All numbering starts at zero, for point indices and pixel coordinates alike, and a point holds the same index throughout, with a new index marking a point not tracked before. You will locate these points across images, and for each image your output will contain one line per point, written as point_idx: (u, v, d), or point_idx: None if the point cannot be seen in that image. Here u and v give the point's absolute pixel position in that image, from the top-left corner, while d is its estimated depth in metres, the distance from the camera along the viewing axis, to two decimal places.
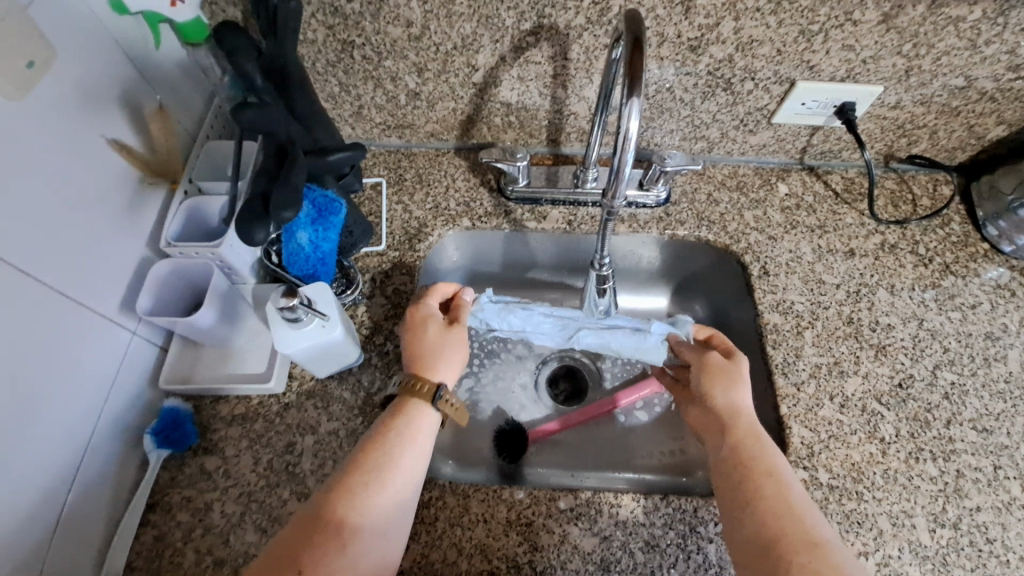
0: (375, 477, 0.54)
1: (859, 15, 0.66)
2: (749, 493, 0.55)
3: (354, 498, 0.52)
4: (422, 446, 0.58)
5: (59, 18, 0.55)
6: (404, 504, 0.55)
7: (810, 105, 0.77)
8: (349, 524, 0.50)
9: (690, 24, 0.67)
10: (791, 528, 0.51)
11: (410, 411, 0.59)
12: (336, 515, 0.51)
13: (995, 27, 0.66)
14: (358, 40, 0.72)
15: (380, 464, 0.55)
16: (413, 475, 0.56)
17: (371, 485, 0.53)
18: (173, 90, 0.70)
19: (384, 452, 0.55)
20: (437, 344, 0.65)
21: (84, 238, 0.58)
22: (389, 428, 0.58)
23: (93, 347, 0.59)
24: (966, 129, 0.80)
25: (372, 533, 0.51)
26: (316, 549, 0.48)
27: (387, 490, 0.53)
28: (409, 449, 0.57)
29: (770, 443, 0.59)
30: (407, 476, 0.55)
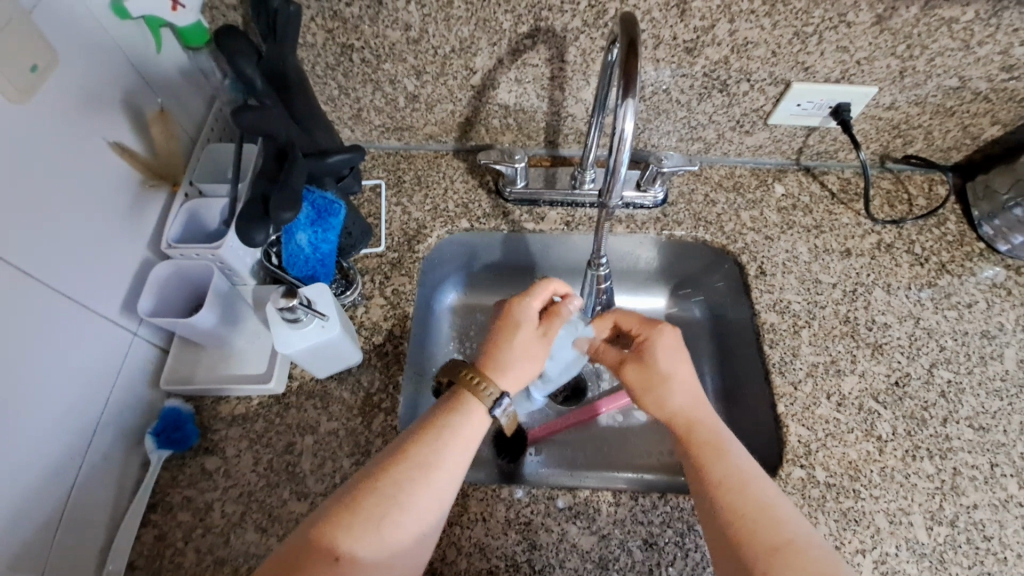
0: (419, 474, 0.52)
1: (853, 17, 0.66)
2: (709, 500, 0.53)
3: (393, 499, 0.50)
4: (469, 444, 0.56)
5: (63, 22, 0.55)
6: (437, 515, 0.52)
7: (805, 106, 0.77)
8: (389, 524, 0.49)
9: (685, 26, 0.68)
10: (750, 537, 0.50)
11: (461, 410, 0.57)
12: (377, 508, 0.49)
13: (988, 28, 0.67)
14: (358, 44, 0.73)
15: (423, 459, 0.53)
16: (457, 473, 0.54)
17: (415, 482, 0.51)
18: (174, 93, 0.71)
19: (430, 448, 0.54)
20: (518, 353, 0.62)
21: (86, 239, 0.59)
22: (436, 422, 0.56)
23: (94, 347, 0.60)
24: (961, 129, 0.81)
25: (411, 529, 0.50)
26: (353, 542, 0.47)
27: (431, 488, 0.52)
28: (455, 446, 0.55)
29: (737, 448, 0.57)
30: (450, 474, 0.54)
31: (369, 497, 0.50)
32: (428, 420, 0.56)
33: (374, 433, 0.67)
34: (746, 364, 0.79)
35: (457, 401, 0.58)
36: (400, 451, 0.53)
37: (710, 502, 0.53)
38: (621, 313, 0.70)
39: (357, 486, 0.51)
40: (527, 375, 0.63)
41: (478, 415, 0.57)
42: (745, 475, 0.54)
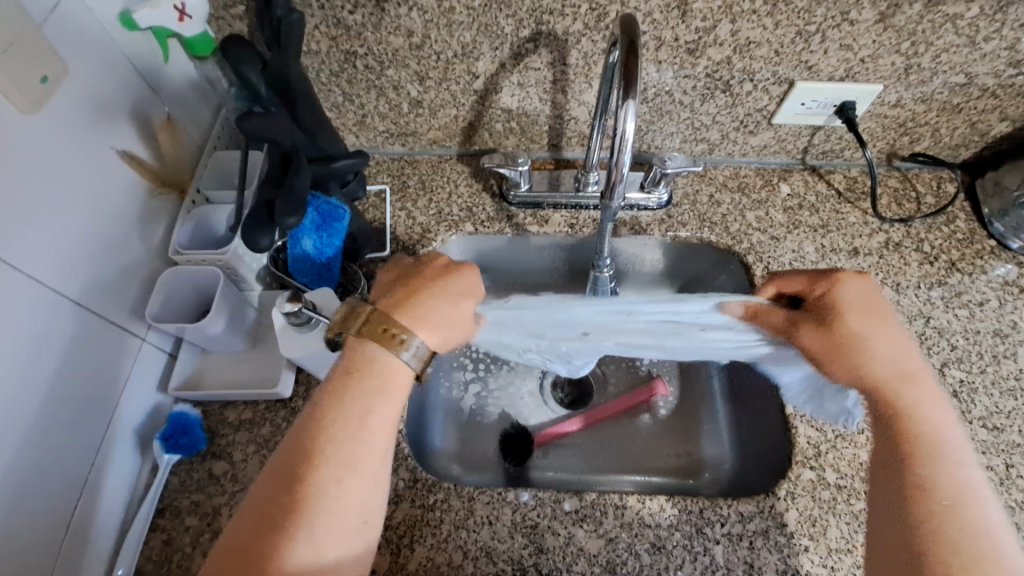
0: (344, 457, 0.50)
1: (855, 15, 0.66)
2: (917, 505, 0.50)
3: (320, 504, 0.48)
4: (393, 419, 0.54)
5: (72, 34, 0.56)
6: (374, 497, 0.52)
7: (809, 105, 0.77)
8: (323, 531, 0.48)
9: (686, 27, 0.68)
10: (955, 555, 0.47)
11: (368, 385, 0.53)
12: (306, 519, 0.47)
13: (993, 23, 0.66)
14: (362, 50, 0.74)
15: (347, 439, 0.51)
16: (383, 449, 0.53)
17: (338, 467, 0.50)
18: (181, 102, 0.72)
19: (353, 424, 0.52)
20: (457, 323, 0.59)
21: (95, 247, 0.59)
22: (356, 393, 0.53)
23: (101, 353, 0.60)
24: (968, 126, 0.80)
25: (343, 515, 0.49)
26: (280, 543, 0.46)
27: (362, 474, 0.51)
28: (379, 426, 0.53)
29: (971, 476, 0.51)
30: (380, 451, 0.52)
31: (293, 509, 0.48)
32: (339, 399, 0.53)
33: None
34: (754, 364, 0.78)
35: (371, 363, 0.54)
36: (319, 428, 0.51)
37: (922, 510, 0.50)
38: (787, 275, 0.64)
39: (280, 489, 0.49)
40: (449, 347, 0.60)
41: (400, 375, 0.55)
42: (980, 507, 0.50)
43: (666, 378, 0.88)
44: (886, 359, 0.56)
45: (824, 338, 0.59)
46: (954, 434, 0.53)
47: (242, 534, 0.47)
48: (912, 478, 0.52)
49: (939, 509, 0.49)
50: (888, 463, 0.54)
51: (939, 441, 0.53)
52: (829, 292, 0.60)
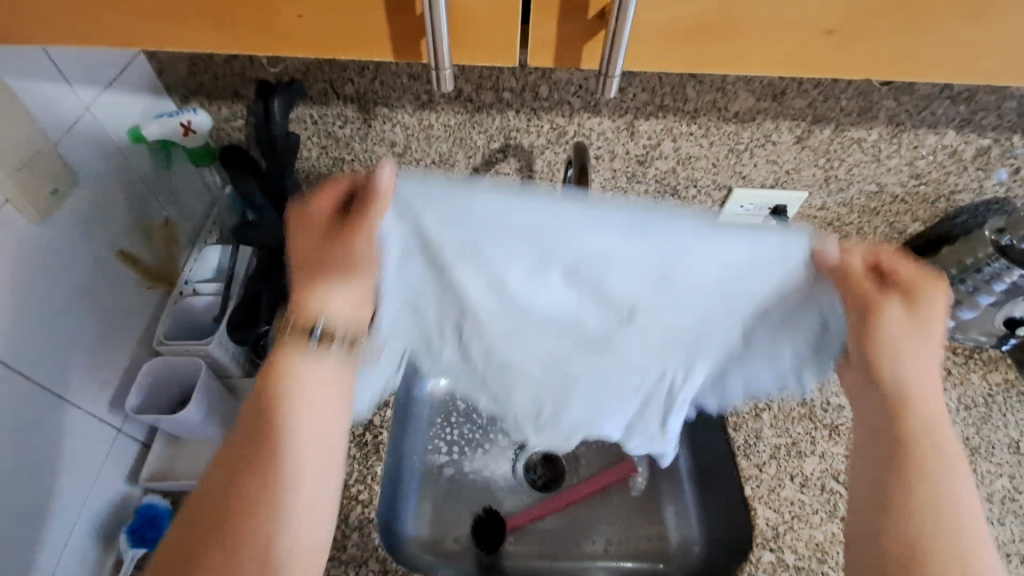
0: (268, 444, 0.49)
1: (776, 137, 0.77)
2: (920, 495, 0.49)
3: (253, 508, 0.46)
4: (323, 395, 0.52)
5: (85, 149, 0.62)
6: (320, 482, 0.50)
7: (747, 207, 0.87)
8: (266, 519, 0.46)
9: (635, 143, 0.78)
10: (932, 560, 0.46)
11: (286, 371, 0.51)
12: (239, 528, 0.45)
13: (892, 145, 0.78)
14: (348, 157, 0.82)
15: (273, 429, 0.49)
16: (319, 423, 0.51)
17: (259, 474, 0.47)
18: (180, 203, 0.77)
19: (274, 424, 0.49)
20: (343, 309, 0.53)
21: (84, 341, 0.62)
22: (270, 397, 0.50)
23: (76, 446, 0.61)
24: (887, 225, 0.90)
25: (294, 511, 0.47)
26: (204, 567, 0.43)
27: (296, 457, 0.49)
28: (307, 406, 0.51)
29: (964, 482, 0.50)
30: (314, 433, 0.50)
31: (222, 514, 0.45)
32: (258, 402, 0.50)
33: (351, 527, 0.69)
34: (716, 445, 0.82)
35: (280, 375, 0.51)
36: (233, 452, 0.48)
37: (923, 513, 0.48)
38: (888, 256, 0.54)
39: (206, 503, 0.46)
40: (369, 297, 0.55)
41: (306, 365, 0.52)
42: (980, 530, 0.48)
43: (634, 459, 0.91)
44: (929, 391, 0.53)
45: (903, 330, 0.53)
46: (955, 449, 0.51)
47: (169, 558, 0.43)
48: (912, 460, 0.51)
49: (924, 508, 0.48)
50: (887, 451, 0.52)
51: (945, 450, 0.51)
52: (880, 300, 0.53)
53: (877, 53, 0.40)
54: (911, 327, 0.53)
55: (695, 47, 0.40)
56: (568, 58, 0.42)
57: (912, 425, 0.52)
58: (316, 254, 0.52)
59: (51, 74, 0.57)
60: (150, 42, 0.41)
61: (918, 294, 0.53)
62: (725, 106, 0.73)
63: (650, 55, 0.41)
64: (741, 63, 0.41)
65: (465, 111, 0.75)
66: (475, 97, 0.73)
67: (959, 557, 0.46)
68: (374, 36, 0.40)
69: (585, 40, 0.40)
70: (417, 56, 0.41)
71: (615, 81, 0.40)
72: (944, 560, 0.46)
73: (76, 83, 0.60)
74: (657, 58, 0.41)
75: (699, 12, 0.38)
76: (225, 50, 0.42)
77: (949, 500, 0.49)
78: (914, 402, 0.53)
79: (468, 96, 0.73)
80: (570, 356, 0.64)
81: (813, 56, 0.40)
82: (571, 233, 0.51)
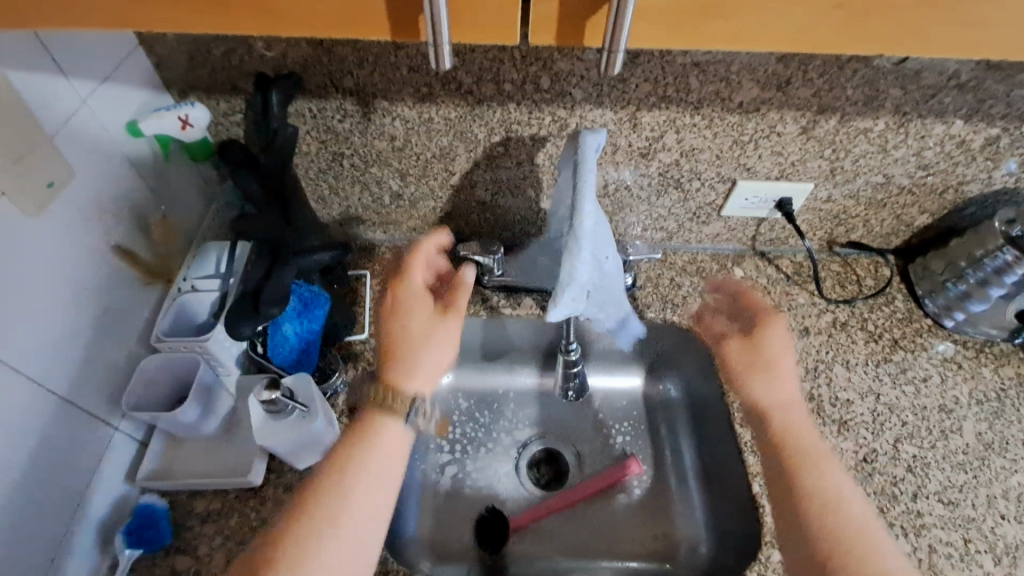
0: (331, 470, 0.59)
1: (781, 128, 0.75)
2: (805, 515, 0.59)
3: (314, 543, 0.54)
4: (382, 476, 0.60)
5: (81, 141, 0.61)
6: (368, 530, 0.57)
7: (751, 200, 0.86)
8: (326, 558, 0.54)
9: (638, 135, 0.77)
10: (840, 558, 0.55)
11: (370, 431, 0.61)
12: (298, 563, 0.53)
13: (899, 135, 0.76)
14: (348, 152, 0.81)
15: (336, 485, 0.57)
16: (383, 473, 0.60)
17: (322, 519, 0.55)
18: (178, 198, 0.76)
19: (341, 487, 0.57)
20: (426, 333, 0.68)
21: (81, 337, 0.61)
22: (333, 480, 0.58)
23: (71, 444, 0.60)
24: (894, 217, 0.89)
25: (343, 544, 0.55)
26: None
27: (347, 529, 0.56)
28: (363, 473, 0.59)
29: (883, 542, 0.56)
30: (366, 508, 0.57)
31: (284, 548, 0.53)
32: (333, 458, 0.60)
33: None
34: (723, 441, 0.80)
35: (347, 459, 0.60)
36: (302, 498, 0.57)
37: (822, 527, 0.57)
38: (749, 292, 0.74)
39: (268, 544, 0.54)
40: (439, 361, 0.67)
41: (385, 427, 0.62)
42: (871, 531, 0.57)
43: (639, 456, 0.89)
44: (820, 482, 0.60)
45: (746, 353, 0.70)
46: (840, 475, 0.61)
47: None
48: (798, 489, 0.60)
49: (837, 549, 0.55)
50: (770, 471, 0.63)
51: (840, 496, 0.59)
52: (756, 335, 0.71)
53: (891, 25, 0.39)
54: (747, 364, 0.70)
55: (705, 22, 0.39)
56: (571, 36, 0.41)
57: (810, 499, 0.59)
58: (410, 331, 0.67)
59: (47, 66, 0.56)
60: (150, 25, 0.41)
61: (767, 329, 0.71)
62: (729, 96, 0.72)
63: (657, 31, 0.40)
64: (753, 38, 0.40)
65: (465, 103, 0.74)
66: (476, 90, 0.72)
67: (848, 552, 0.55)
68: (371, 14, 0.39)
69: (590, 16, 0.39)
70: (417, 35, 0.40)
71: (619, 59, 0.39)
72: (841, 553, 0.55)
73: (71, 75, 0.59)
74: (663, 35, 0.40)
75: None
76: (225, 30, 0.41)
77: (834, 495, 0.59)
78: (818, 463, 0.61)
79: (468, 89, 0.72)
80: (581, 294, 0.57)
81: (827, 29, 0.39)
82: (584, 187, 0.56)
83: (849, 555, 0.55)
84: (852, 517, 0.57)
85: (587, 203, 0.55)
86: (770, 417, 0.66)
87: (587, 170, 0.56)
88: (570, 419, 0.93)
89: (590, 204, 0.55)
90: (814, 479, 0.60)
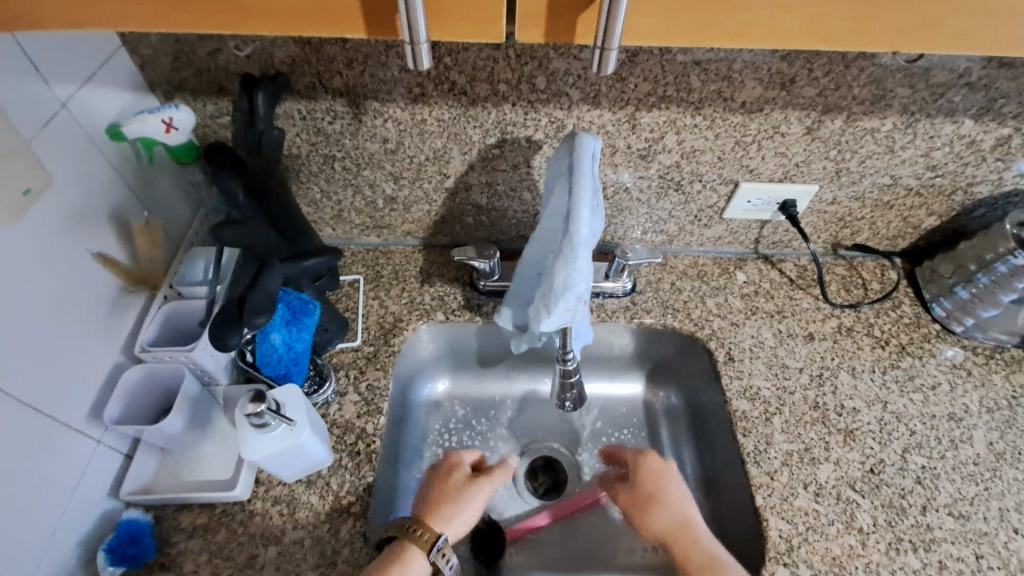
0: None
1: (786, 128, 0.73)
2: None
3: None
4: None
5: (63, 146, 0.58)
6: None
7: (754, 203, 0.83)
8: None
9: (637, 137, 0.75)
10: None
11: (406, 560, 0.63)
12: None
13: (907, 135, 0.74)
14: (339, 154, 0.79)
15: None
16: None
17: None
18: (164, 203, 0.74)
19: None
20: (456, 494, 0.71)
21: (61, 349, 0.59)
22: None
23: (51, 460, 0.58)
24: (901, 220, 0.87)
25: None
26: None
27: None
28: None
29: None
30: None
31: None
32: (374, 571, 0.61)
33: (341, 542, 0.65)
34: (725, 451, 0.78)
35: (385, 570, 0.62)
36: None
37: None
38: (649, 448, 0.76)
39: None
40: (474, 511, 0.71)
41: (417, 565, 0.63)
42: None
43: None
44: (710, 542, 0.66)
45: (632, 483, 0.73)
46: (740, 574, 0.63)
47: None
48: None
49: None
50: None
51: (715, 560, 0.64)
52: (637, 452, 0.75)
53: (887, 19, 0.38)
54: (635, 494, 0.72)
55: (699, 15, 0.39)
56: (561, 33, 0.40)
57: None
58: (449, 487, 0.71)
59: (25, 67, 0.53)
60: (125, 21, 0.40)
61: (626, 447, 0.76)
62: (731, 96, 0.69)
63: (649, 27, 0.40)
64: (749, 33, 0.40)
65: (459, 104, 0.72)
66: (470, 90, 0.70)
67: None
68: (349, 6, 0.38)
69: (580, 11, 0.38)
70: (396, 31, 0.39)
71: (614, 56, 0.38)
72: None
73: (50, 78, 0.56)
74: (657, 33, 0.40)
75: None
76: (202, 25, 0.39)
77: None
78: (692, 533, 0.67)
79: (461, 90, 0.70)
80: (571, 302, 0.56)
81: (825, 20, 0.39)
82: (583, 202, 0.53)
83: None
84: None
85: (583, 208, 0.53)
86: (674, 543, 0.67)
87: (584, 173, 0.54)
88: (568, 428, 0.91)
89: (587, 209, 0.53)
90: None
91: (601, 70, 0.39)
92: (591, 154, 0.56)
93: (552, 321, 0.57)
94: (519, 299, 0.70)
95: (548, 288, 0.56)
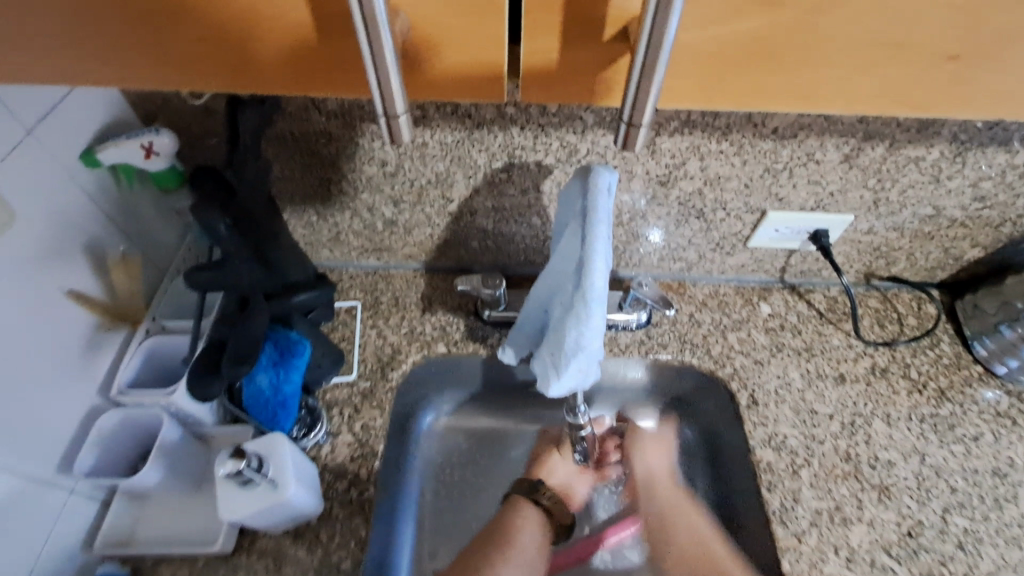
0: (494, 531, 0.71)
1: (821, 155, 0.67)
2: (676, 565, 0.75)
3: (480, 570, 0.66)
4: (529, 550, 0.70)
5: (23, 177, 0.53)
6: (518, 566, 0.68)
7: (782, 231, 0.77)
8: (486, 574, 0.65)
9: (656, 162, 0.69)
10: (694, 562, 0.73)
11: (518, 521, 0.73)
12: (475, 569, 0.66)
13: (955, 164, 0.67)
14: (336, 177, 0.74)
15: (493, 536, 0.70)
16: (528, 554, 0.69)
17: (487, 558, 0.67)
18: (145, 230, 0.69)
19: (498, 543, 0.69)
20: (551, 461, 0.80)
21: (26, 400, 0.54)
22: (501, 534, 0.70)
23: (14, 520, 0.53)
24: (942, 251, 0.80)
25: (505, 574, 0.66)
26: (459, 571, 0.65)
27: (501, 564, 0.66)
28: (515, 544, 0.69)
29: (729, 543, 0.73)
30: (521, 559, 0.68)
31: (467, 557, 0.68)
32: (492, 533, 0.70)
33: None
34: (746, 503, 0.72)
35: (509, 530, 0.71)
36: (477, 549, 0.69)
37: (678, 556, 0.75)
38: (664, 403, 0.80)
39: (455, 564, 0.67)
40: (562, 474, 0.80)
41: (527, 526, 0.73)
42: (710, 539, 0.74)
43: (652, 507, 0.82)
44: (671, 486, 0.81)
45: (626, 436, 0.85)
46: (715, 542, 0.73)
47: None
48: (661, 533, 0.78)
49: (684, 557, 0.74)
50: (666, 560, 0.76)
51: (688, 513, 0.78)
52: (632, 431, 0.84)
53: (961, 84, 0.36)
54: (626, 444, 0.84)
55: (746, 76, 0.36)
56: (575, 89, 0.39)
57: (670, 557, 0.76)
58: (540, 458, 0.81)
59: None
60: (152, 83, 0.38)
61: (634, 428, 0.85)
62: (762, 121, 0.63)
63: (690, 85, 0.37)
64: (803, 91, 0.37)
65: (463, 127, 0.66)
66: (475, 113, 0.64)
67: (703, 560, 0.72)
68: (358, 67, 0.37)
69: (596, 72, 0.38)
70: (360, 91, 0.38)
71: (642, 133, 0.37)
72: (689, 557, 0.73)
73: (11, 104, 0.51)
74: (698, 90, 0.37)
75: (762, 30, 0.33)
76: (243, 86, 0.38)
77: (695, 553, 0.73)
78: (654, 487, 0.81)
79: (465, 112, 0.64)
80: (585, 356, 0.51)
81: (903, 78, 0.36)
82: (599, 246, 0.48)
83: (692, 554, 0.73)
84: (681, 520, 0.77)
85: (598, 259, 0.48)
86: (650, 490, 0.81)
87: (598, 219, 0.48)
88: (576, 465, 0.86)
89: (600, 259, 0.48)
90: (656, 503, 0.80)
91: (628, 145, 0.38)
92: (608, 187, 0.51)
93: (562, 382, 0.53)
94: (530, 341, 0.64)
95: (558, 345, 0.51)
